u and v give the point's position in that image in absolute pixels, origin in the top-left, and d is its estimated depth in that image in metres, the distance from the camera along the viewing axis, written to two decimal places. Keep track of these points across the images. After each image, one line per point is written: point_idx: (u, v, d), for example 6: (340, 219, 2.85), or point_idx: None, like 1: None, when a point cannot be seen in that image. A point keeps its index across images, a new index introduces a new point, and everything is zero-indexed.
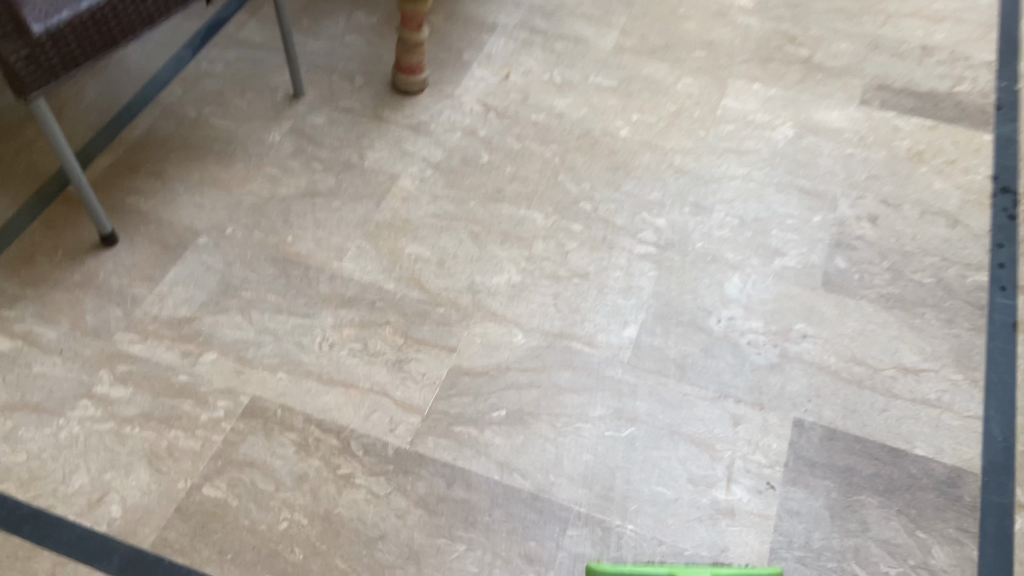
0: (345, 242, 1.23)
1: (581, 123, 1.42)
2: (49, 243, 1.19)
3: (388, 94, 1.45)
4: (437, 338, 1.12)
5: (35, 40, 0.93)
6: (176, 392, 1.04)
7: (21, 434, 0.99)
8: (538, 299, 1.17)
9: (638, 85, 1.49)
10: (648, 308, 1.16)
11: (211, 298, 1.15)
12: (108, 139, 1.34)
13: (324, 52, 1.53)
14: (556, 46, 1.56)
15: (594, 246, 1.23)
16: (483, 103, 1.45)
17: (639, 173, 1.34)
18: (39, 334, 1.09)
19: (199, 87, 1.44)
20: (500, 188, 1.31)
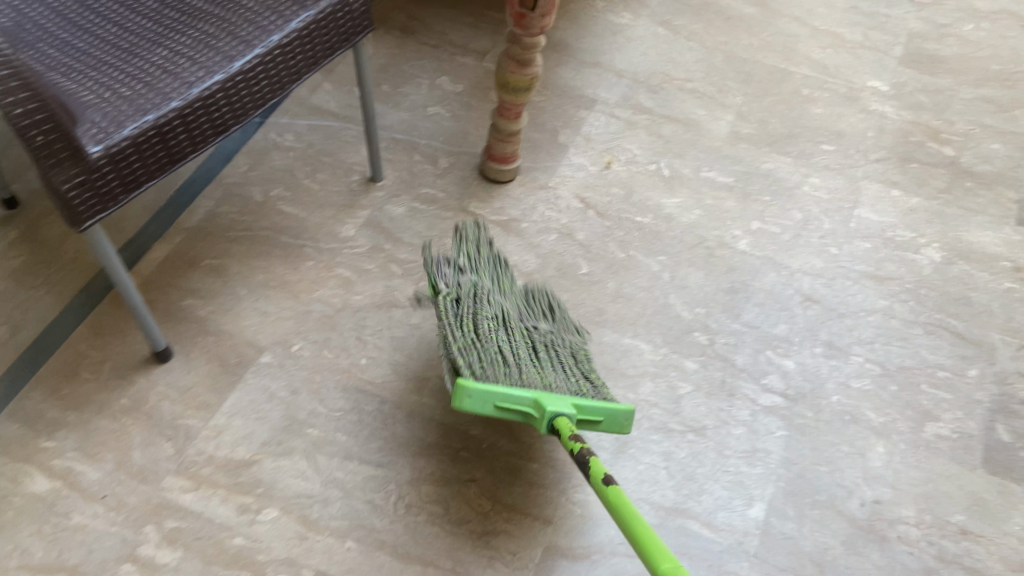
0: (425, 370, 1.08)
1: (693, 229, 1.25)
2: (95, 355, 1.06)
3: (476, 182, 1.30)
4: (530, 506, 0.96)
5: (92, 164, 0.79)
6: (230, 559, 0.91)
7: None
8: (646, 460, 1.00)
9: (757, 183, 1.31)
10: (776, 480, 0.99)
11: (273, 436, 1.01)
12: (165, 225, 1.21)
13: (405, 126, 1.38)
14: (664, 129, 1.39)
15: (712, 391, 1.06)
16: (582, 198, 1.29)
17: (761, 299, 1.16)
18: (79, 473, 0.96)
19: (266, 162, 1.31)
20: (602, 309, 1.15)
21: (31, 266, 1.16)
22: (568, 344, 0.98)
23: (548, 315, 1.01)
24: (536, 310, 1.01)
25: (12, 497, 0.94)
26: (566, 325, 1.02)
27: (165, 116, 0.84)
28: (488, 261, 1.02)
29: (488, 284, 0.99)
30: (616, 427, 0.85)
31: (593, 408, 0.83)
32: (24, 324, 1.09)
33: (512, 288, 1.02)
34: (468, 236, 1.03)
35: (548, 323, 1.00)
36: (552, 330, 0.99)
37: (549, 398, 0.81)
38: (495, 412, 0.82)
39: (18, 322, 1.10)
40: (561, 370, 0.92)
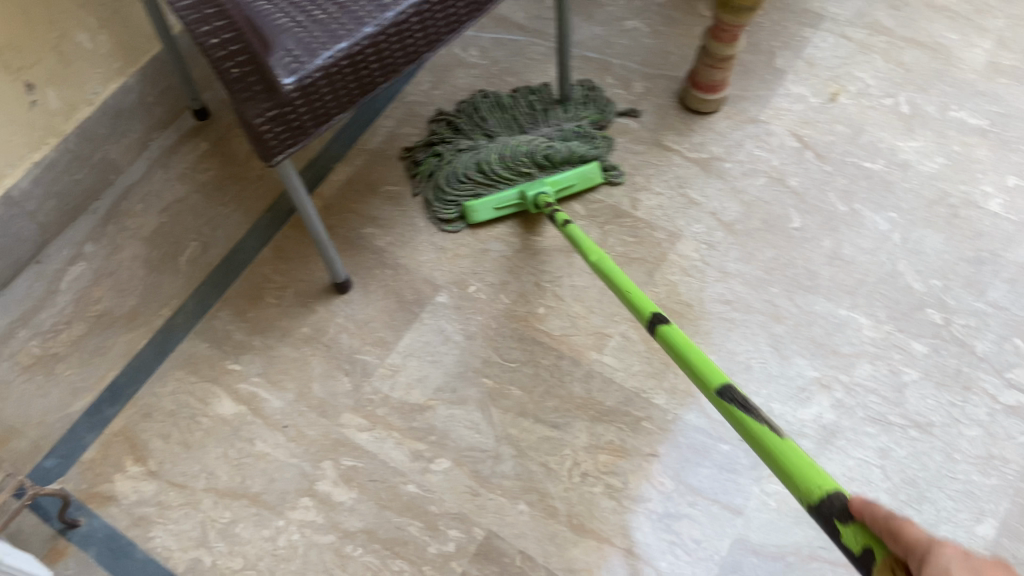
0: (608, 326, 1.00)
1: (934, 180, 1.05)
2: (279, 279, 1.06)
3: (675, 112, 1.16)
4: (716, 491, 0.88)
5: (285, 98, 0.74)
6: (403, 507, 0.89)
7: (238, 532, 0.89)
8: (858, 455, 0.88)
9: (1019, 130, 1.09)
10: (1014, 496, 0.85)
11: (448, 382, 0.97)
12: (347, 145, 1.17)
13: (599, 42, 1.24)
14: (906, 55, 1.17)
15: (944, 382, 0.91)
16: (798, 135, 1.12)
17: (1012, 275, 0.98)
18: (263, 399, 0.97)
19: (450, 81, 1.23)
20: (815, 271, 1.00)
21: (219, 181, 1.16)
22: (563, 126, 1.14)
23: (550, 108, 1.17)
24: (539, 109, 1.17)
25: (202, 417, 0.97)
26: (570, 108, 1.17)
27: (357, 44, 0.76)
28: (490, 99, 1.18)
29: (489, 119, 1.15)
30: (588, 182, 1.09)
31: (566, 178, 1.07)
32: (213, 241, 1.11)
33: (514, 96, 1.18)
34: (478, 106, 1.17)
35: (544, 115, 1.16)
36: (549, 120, 1.16)
37: (528, 186, 1.06)
38: (496, 214, 1.07)
39: (207, 238, 1.11)
40: (546, 138, 1.13)
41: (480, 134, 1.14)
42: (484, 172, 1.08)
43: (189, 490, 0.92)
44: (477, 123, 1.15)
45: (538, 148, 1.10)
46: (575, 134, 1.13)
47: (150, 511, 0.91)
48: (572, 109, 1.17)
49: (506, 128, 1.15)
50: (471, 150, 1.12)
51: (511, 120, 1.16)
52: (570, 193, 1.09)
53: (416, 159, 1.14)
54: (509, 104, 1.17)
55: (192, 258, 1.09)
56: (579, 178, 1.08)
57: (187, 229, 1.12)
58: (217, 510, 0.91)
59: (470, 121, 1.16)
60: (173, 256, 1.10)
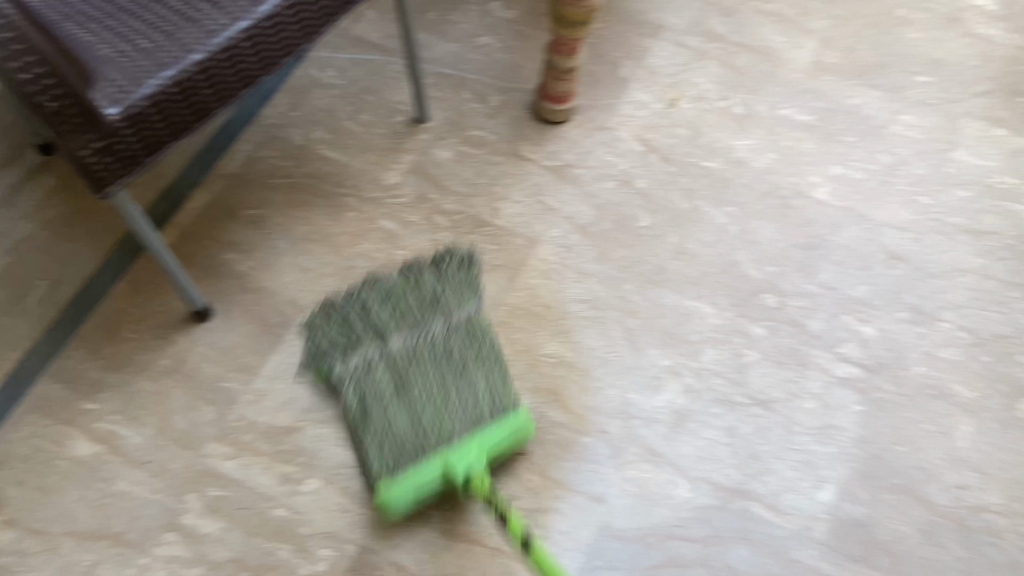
0: None
1: (767, 175, 1.13)
2: (135, 313, 1.04)
3: (528, 123, 1.21)
4: (579, 482, 0.91)
5: (110, 128, 0.73)
6: (273, 531, 0.89)
7: (101, 574, 0.87)
8: (707, 435, 0.94)
9: (842, 121, 1.18)
10: (849, 462, 0.91)
11: (316, 402, 0.97)
12: (202, 171, 1.16)
13: (453, 58, 1.28)
14: (738, 59, 1.26)
15: (781, 360, 0.98)
16: (643, 140, 1.18)
17: (840, 256, 1.06)
18: (122, 437, 0.95)
19: (307, 102, 1.23)
20: (662, 267, 1.06)
21: (69, 216, 1.12)
22: (463, 323, 0.90)
23: (444, 293, 0.91)
24: (432, 297, 0.91)
25: (59, 460, 0.94)
26: (465, 293, 0.92)
27: (185, 70, 0.76)
28: (380, 290, 0.91)
29: (375, 316, 0.89)
30: (523, 435, 0.88)
31: (496, 438, 0.86)
32: (65, 278, 1.07)
33: (396, 283, 0.92)
34: (359, 301, 0.91)
35: (436, 304, 0.90)
36: (448, 315, 0.90)
37: (454, 460, 0.83)
38: (416, 502, 0.84)
39: (58, 276, 1.07)
40: (444, 352, 0.88)
41: (370, 348, 0.88)
42: (394, 437, 0.84)
43: (47, 536, 0.89)
44: (361, 329, 0.89)
45: (453, 379, 0.87)
46: (481, 332, 0.90)
47: (6, 562, 0.88)
48: (464, 285, 0.93)
49: (400, 321, 0.89)
50: (367, 390, 0.86)
51: (402, 318, 0.89)
52: (501, 453, 0.88)
53: (314, 344, 0.89)
54: (394, 298, 0.90)
55: (41, 298, 1.05)
56: (509, 436, 0.86)
57: (36, 268, 1.08)
58: (79, 554, 0.88)
59: (353, 326, 0.89)
60: (20, 297, 1.05)
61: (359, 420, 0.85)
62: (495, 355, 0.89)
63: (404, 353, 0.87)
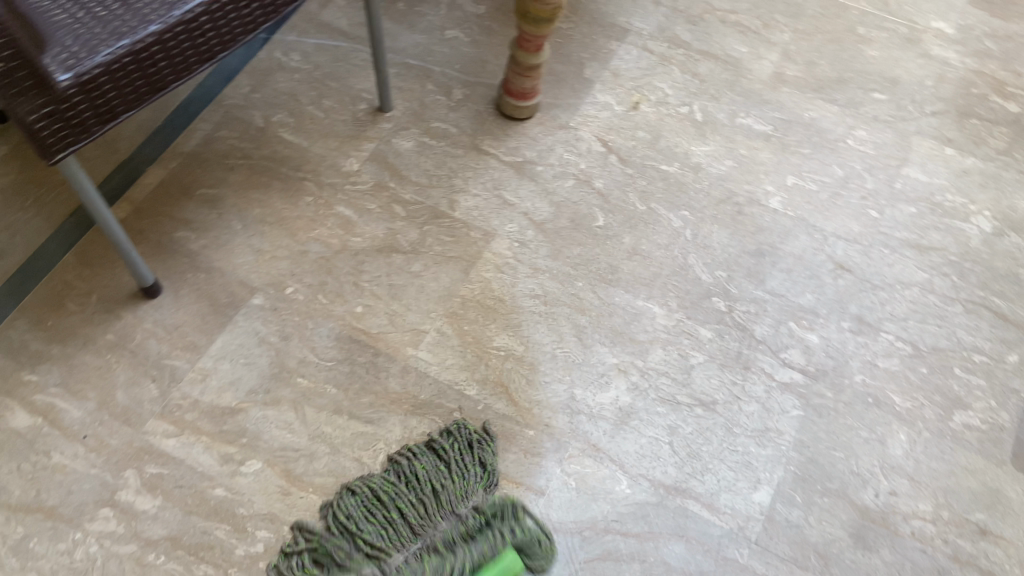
0: (423, 322, 1.02)
1: (723, 181, 1.15)
2: (82, 286, 1.02)
3: (492, 118, 1.21)
4: (522, 475, 0.92)
5: (60, 93, 0.72)
6: (210, 511, 0.88)
7: (31, 547, 0.85)
8: (649, 433, 0.95)
9: (798, 133, 1.21)
10: (786, 464, 0.93)
11: (262, 384, 0.97)
12: (160, 148, 1.14)
13: (420, 50, 1.28)
14: (701, 67, 1.27)
15: (726, 363, 1.00)
16: (604, 140, 1.19)
17: (789, 264, 1.08)
18: (61, 410, 0.93)
19: (270, 84, 1.22)
20: (616, 266, 1.07)
21: (19, 185, 1.10)
22: (466, 515, 0.82)
23: (448, 482, 0.84)
24: (430, 485, 0.84)
25: None
26: (475, 482, 0.86)
27: (141, 41, 0.76)
28: (359, 501, 0.84)
29: (369, 534, 0.80)
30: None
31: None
32: (11, 248, 1.05)
33: (395, 484, 0.84)
34: (349, 514, 0.83)
35: (433, 486, 0.84)
36: (447, 502, 0.82)
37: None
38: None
39: (4, 246, 1.05)
40: (449, 543, 0.79)
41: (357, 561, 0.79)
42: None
43: None
44: (358, 541, 0.80)
45: (449, 543, 0.79)
46: (483, 507, 0.83)
47: None
48: (476, 477, 0.87)
49: (399, 532, 0.80)
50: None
51: (399, 521, 0.81)
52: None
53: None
54: (390, 497, 0.83)
55: None
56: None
57: None
58: (9, 526, 0.86)
59: (351, 542, 0.80)
60: None
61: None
62: (505, 521, 0.82)
63: (401, 555, 0.78)
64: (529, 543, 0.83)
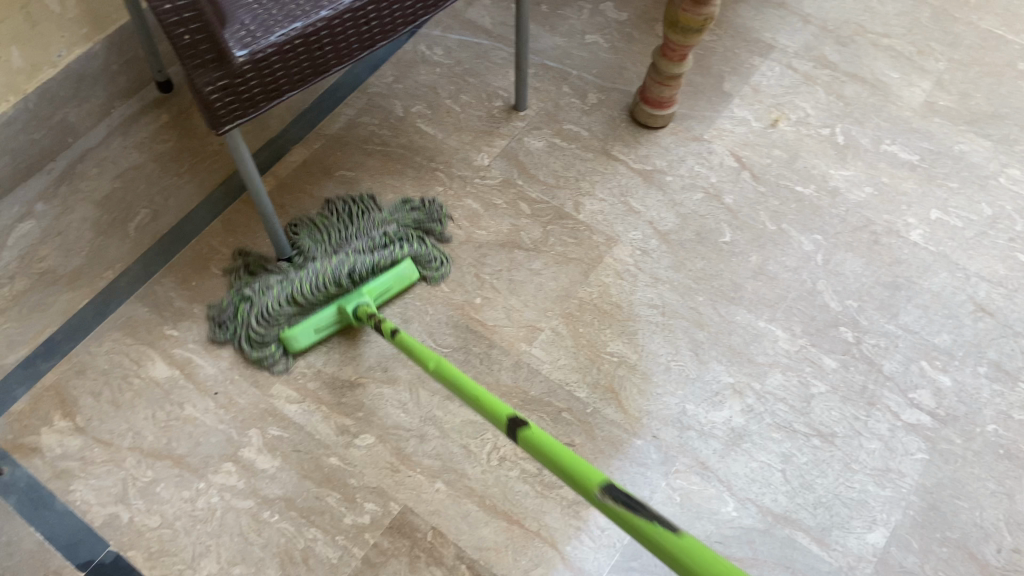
0: (540, 320, 1.04)
1: (859, 208, 1.11)
2: (225, 252, 1.08)
3: (624, 125, 1.21)
4: (625, 482, 0.91)
5: (236, 68, 0.77)
6: (324, 478, 0.92)
7: (158, 491, 0.91)
8: (761, 458, 0.92)
9: (946, 165, 1.15)
10: (905, 508, 0.89)
11: (381, 362, 1.00)
12: (305, 129, 1.20)
13: (559, 53, 1.29)
14: (846, 89, 1.23)
15: (849, 396, 0.96)
16: (737, 156, 1.17)
17: (925, 300, 1.03)
18: (197, 365, 0.99)
19: (412, 76, 1.26)
20: (739, 284, 1.05)
21: (177, 152, 1.18)
22: (379, 235, 1.05)
23: (368, 218, 1.08)
24: (349, 217, 1.08)
25: (135, 378, 0.98)
26: (386, 217, 1.09)
27: (313, 24, 0.80)
28: (300, 229, 1.07)
29: (304, 247, 1.04)
30: (405, 283, 1.04)
31: (382, 283, 1.01)
32: (165, 210, 1.12)
33: (328, 218, 1.08)
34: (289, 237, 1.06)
35: (360, 212, 1.09)
36: (367, 228, 1.07)
37: (345, 300, 0.99)
38: (318, 336, 0.99)
39: (159, 208, 1.13)
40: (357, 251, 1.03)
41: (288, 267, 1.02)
42: (297, 299, 0.97)
43: (113, 448, 0.94)
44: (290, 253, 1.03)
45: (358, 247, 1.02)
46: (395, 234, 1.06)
47: (73, 465, 0.93)
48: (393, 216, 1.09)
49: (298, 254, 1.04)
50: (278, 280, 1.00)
51: (332, 240, 1.05)
52: (389, 295, 1.03)
53: (219, 306, 1.02)
54: (325, 226, 1.07)
55: (141, 225, 1.11)
56: (392, 281, 1.02)
57: (139, 198, 1.13)
58: (140, 469, 0.92)
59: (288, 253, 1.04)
60: (122, 221, 1.11)
61: (259, 315, 0.97)
62: (412, 244, 1.06)
63: (326, 257, 1.03)
64: (429, 259, 1.06)
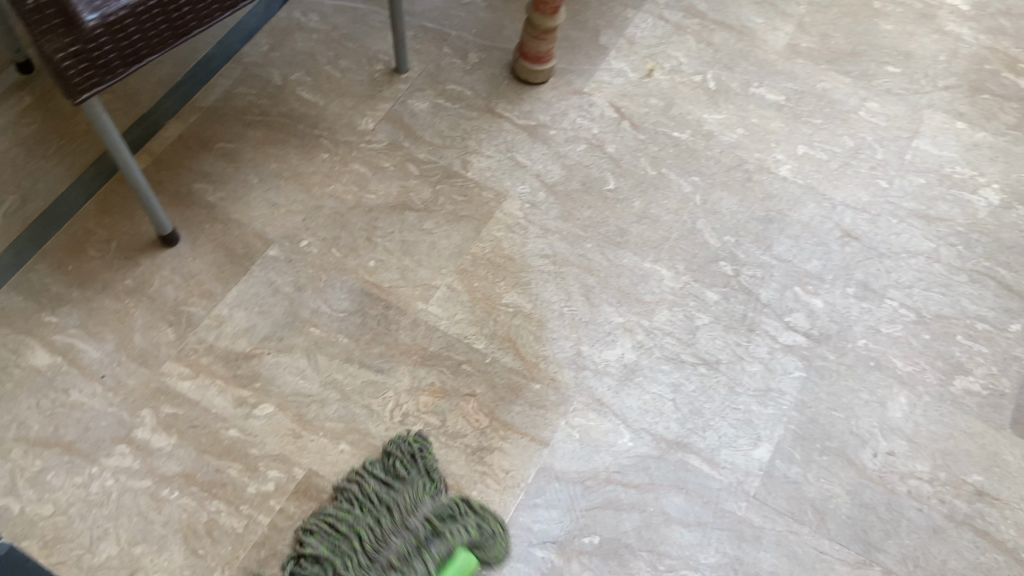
0: (434, 278, 1.04)
1: (734, 149, 1.16)
2: (102, 233, 1.05)
3: (506, 82, 1.23)
4: (527, 426, 0.94)
5: (87, 33, 0.75)
6: (223, 451, 0.91)
7: (49, 480, 0.88)
8: (653, 389, 0.97)
9: (810, 104, 1.21)
10: (786, 423, 0.95)
11: (275, 331, 0.99)
12: (179, 102, 1.16)
13: (437, 14, 1.29)
14: (716, 37, 1.28)
15: (731, 325, 1.01)
16: (617, 107, 1.20)
17: (797, 231, 1.09)
18: (80, 350, 0.96)
19: (289, 43, 1.24)
20: (625, 228, 1.09)
21: (43, 135, 1.13)
22: (421, 528, 0.85)
23: (395, 496, 0.87)
24: (386, 506, 0.86)
25: (13, 368, 0.94)
26: (414, 494, 0.87)
27: None
28: (320, 534, 0.85)
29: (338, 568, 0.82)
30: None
31: None
32: (34, 194, 1.07)
33: (354, 511, 0.86)
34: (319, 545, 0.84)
35: (393, 513, 0.86)
36: (403, 519, 0.85)
37: None
38: None
39: (27, 192, 1.07)
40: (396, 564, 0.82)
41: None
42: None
43: None
44: None
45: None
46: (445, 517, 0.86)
47: None
48: (418, 486, 0.88)
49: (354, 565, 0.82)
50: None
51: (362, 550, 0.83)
52: None
53: None
54: (339, 526, 0.85)
55: (8, 211, 1.06)
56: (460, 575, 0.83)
57: (5, 183, 1.08)
58: (28, 460, 0.89)
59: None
60: None
61: None
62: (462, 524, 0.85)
63: None
64: (485, 540, 0.85)
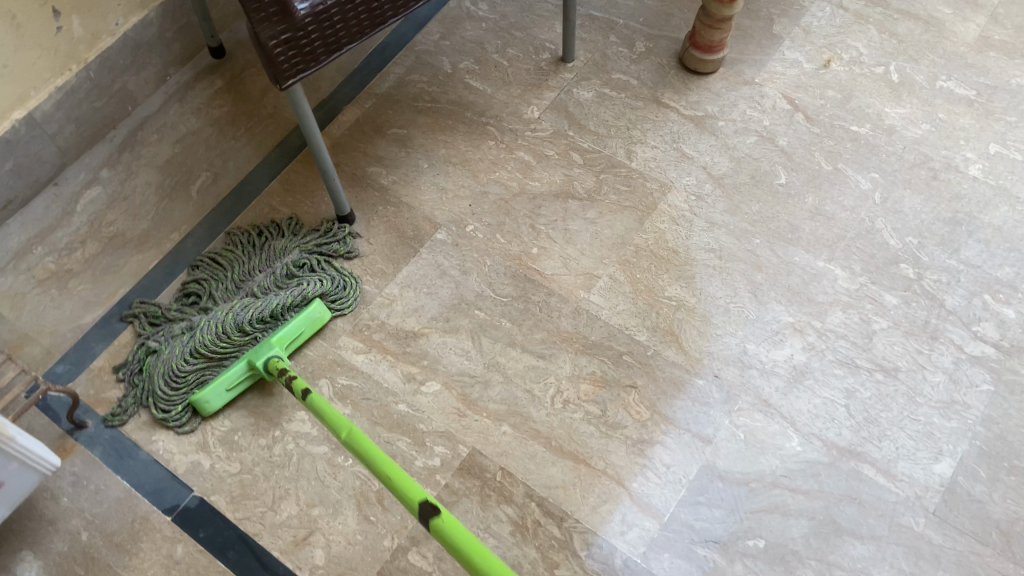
0: (596, 267, 1.05)
1: (917, 146, 1.10)
2: (285, 211, 1.11)
3: (673, 72, 1.21)
4: (689, 421, 0.93)
5: (297, 22, 0.79)
6: (393, 424, 0.95)
7: (237, 440, 0.95)
8: (824, 394, 0.93)
9: (1005, 100, 1.13)
10: (972, 439, 0.89)
11: (442, 312, 1.02)
12: (356, 89, 1.22)
13: (604, 3, 1.29)
14: (900, 26, 1.21)
15: (911, 331, 0.96)
16: (790, 99, 1.16)
17: (986, 235, 1.02)
18: None
19: (458, 32, 1.27)
20: (796, 225, 1.05)
21: (233, 117, 1.21)
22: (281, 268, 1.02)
23: (274, 243, 1.06)
24: (263, 249, 1.06)
25: None
26: (282, 245, 1.05)
27: None
28: (205, 268, 1.05)
29: (210, 289, 1.02)
30: (318, 323, 0.99)
31: (293, 329, 0.95)
32: (225, 172, 1.15)
33: (235, 250, 1.06)
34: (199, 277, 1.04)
35: (248, 246, 1.06)
36: (270, 260, 1.04)
37: (253, 354, 0.93)
38: (230, 394, 0.94)
39: (219, 170, 1.16)
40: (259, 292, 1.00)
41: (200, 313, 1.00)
42: (201, 351, 0.94)
43: None
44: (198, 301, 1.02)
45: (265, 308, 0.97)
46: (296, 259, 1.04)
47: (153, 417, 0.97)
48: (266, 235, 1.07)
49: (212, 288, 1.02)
50: (181, 331, 0.98)
51: (230, 281, 1.03)
52: (302, 340, 0.98)
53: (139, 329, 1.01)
54: (230, 261, 1.05)
55: (203, 187, 1.14)
56: (304, 323, 0.97)
57: (200, 161, 1.16)
58: (219, 420, 0.96)
59: (194, 299, 1.03)
60: (184, 184, 1.15)
61: (165, 373, 0.95)
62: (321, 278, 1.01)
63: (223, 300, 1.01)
64: (335, 291, 1.02)
